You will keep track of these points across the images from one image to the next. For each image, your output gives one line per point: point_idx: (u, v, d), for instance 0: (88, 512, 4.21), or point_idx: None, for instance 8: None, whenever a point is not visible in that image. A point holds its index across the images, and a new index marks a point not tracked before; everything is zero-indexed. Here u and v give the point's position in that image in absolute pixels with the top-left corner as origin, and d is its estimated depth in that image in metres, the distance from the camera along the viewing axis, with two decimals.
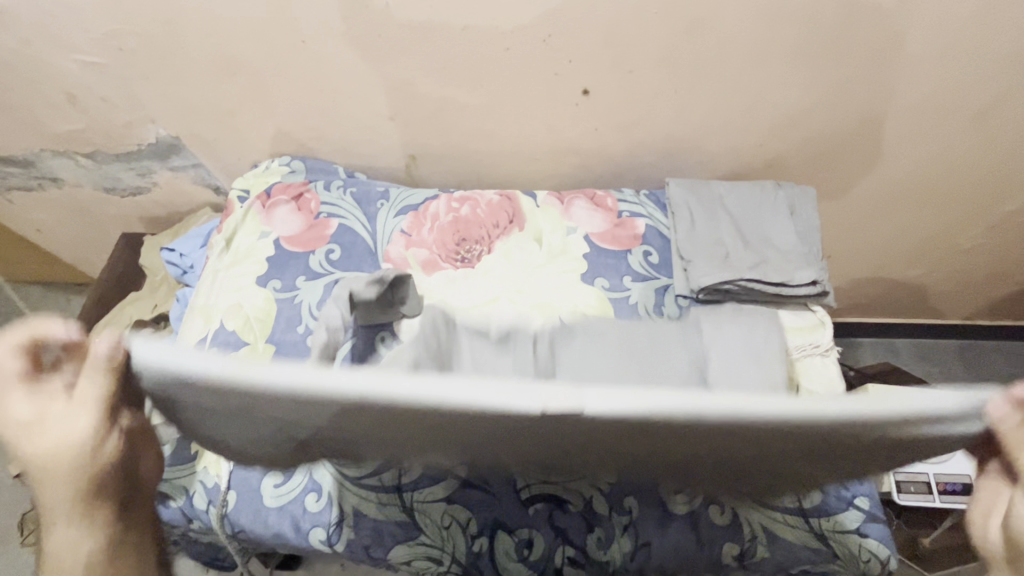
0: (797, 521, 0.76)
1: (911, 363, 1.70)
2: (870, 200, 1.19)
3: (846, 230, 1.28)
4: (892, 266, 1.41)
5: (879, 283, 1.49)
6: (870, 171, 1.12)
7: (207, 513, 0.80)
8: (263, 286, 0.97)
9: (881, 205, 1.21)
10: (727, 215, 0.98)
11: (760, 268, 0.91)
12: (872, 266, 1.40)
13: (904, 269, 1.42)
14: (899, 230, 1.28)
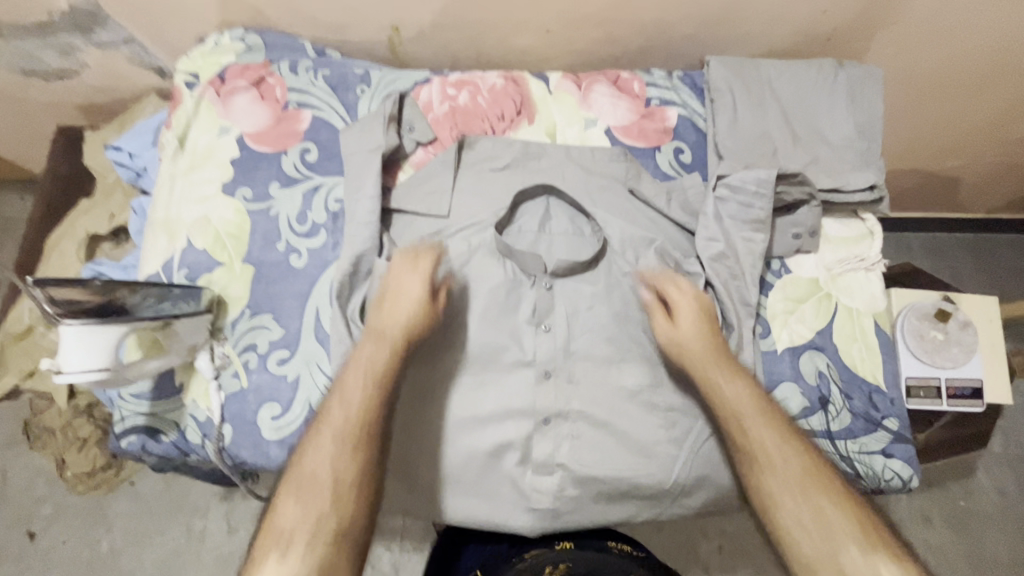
0: (823, 445, 0.73)
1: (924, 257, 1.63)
2: (916, 87, 1.05)
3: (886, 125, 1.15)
4: (934, 154, 1.28)
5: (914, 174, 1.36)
6: (943, 39, 0.94)
7: (204, 447, 0.75)
8: (231, 196, 0.83)
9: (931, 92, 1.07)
10: (778, 102, 0.82)
11: (807, 169, 0.79)
12: (913, 154, 1.27)
13: (945, 158, 1.29)
14: (945, 118, 1.14)
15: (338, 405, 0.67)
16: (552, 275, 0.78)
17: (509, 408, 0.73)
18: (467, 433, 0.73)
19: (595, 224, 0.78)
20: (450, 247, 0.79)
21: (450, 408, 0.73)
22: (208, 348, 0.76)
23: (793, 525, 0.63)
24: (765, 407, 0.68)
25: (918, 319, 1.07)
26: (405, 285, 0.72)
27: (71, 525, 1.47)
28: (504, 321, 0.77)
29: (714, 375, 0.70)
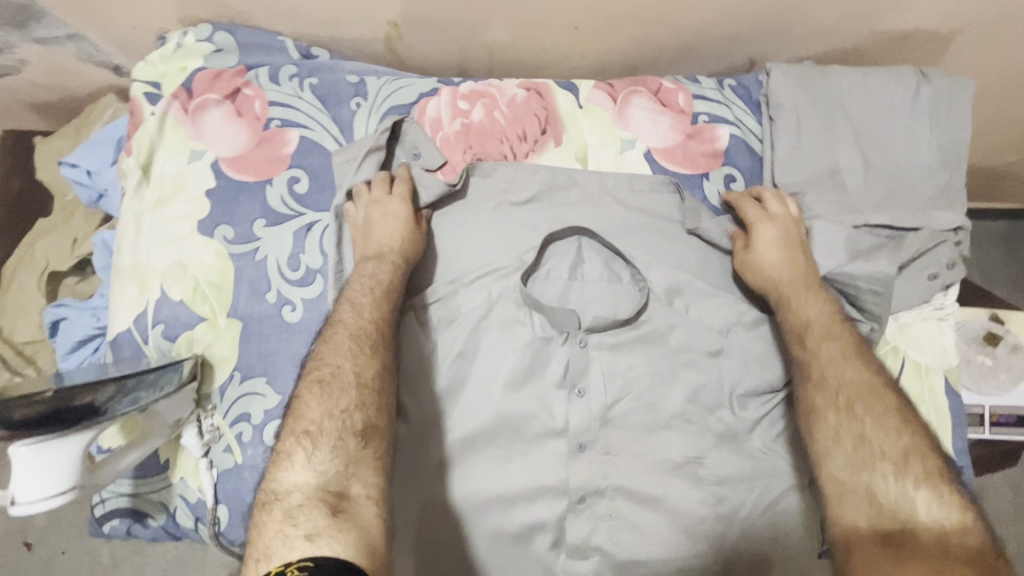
0: None
1: None
2: None
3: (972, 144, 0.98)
4: None
5: None
6: None
7: (198, 531, 0.67)
8: (209, 236, 0.71)
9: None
10: (848, 124, 0.70)
11: (881, 207, 0.68)
12: None
13: None
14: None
15: (336, 353, 0.60)
16: (586, 331, 0.67)
17: (528, 484, 0.64)
18: (489, 508, 0.64)
19: (636, 272, 0.68)
20: (472, 300, 0.68)
21: (468, 442, 0.65)
22: (194, 421, 0.66)
23: (859, 515, 0.55)
24: (851, 374, 0.61)
25: (965, 343, 1.00)
26: (390, 233, 0.66)
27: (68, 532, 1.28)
28: (533, 387, 0.66)
29: (802, 312, 0.64)
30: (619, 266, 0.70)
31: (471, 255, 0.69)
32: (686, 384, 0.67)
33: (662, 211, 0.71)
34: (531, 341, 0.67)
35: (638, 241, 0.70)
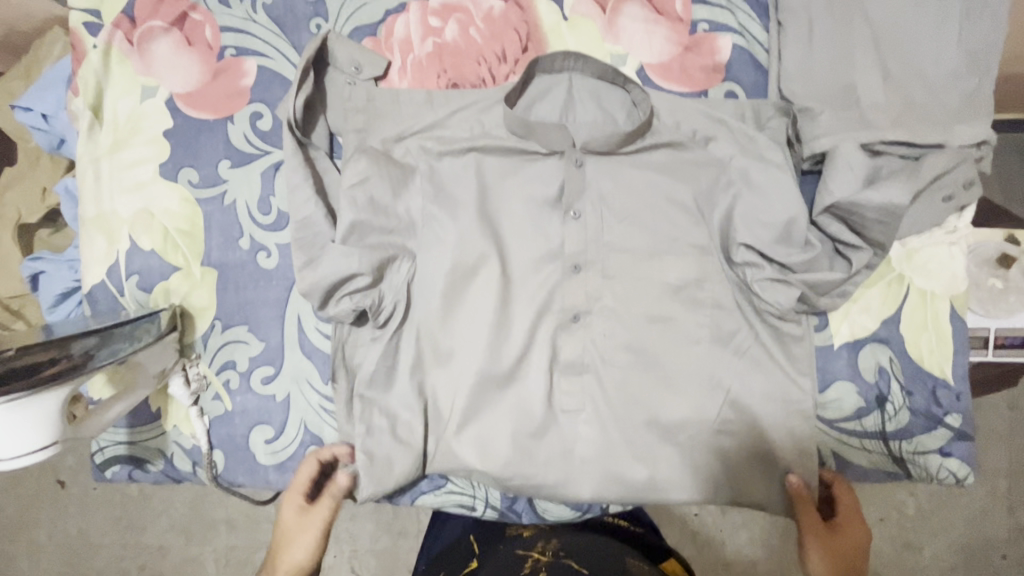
0: (876, 446, 0.66)
1: None
2: None
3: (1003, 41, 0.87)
4: None
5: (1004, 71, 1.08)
6: None
7: (196, 474, 0.68)
8: (173, 181, 0.67)
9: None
10: (869, 26, 0.62)
11: (901, 121, 0.60)
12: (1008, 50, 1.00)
13: None
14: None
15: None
16: (582, 150, 0.65)
17: (490, 378, 0.65)
18: (441, 391, 0.66)
19: (636, 87, 0.63)
20: (453, 217, 0.66)
21: (424, 332, 0.65)
22: (180, 370, 0.66)
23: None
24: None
25: (976, 264, 0.96)
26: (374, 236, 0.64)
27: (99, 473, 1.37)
28: (498, 280, 0.65)
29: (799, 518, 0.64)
30: (618, 94, 0.68)
31: (453, 175, 0.66)
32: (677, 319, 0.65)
33: (652, 137, 0.65)
34: (534, 240, 0.66)
35: (627, 173, 0.66)
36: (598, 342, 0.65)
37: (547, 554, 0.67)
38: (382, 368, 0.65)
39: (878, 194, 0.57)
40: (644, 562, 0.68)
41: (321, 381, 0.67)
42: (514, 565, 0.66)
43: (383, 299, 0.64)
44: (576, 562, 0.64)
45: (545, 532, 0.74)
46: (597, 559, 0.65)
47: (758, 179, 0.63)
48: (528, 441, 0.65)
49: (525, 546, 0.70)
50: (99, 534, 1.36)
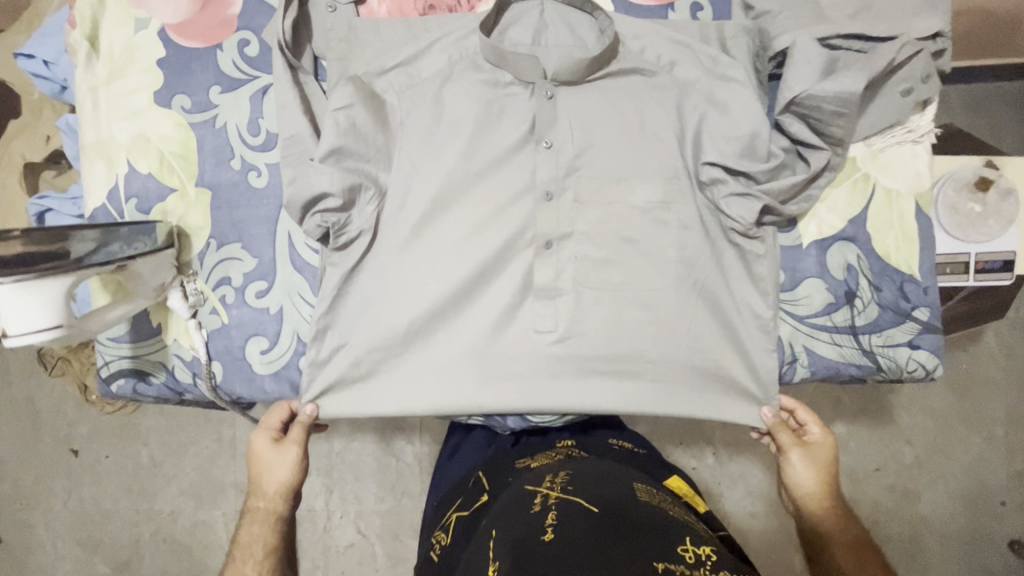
0: (846, 340, 0.68)
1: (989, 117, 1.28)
2: None
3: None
4: None
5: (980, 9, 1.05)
6: None
7: (196, 387, 0.72)
8: (167, 107, 0.71)
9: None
10: None
11: (859, 19, 0.63)
12: None
13: None
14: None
15: (256, 525, 0.71)
16: (553, 82, 0.68)
17: (461, 299, 0.69)
18: (417, 312, 0.69)
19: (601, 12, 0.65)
20: (431, 134, 0.68)
21: (398, 257, 0.69)
22: (178, 285, 0.69)
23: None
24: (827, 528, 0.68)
25: (955, 190, 0.98)
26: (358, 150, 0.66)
27: (111, 440, 1.41)
28: (470, 207, 0.69)
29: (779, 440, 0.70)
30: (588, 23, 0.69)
31: (422, 101, 0.68)
32: (649, 223, 0.68)
33: (623, 48, 0.67)
34: (512, 153, 0.69)
35: (596, 92, 0.68)
36: (572, 249, 0.68)
37: (556, 487, 0.64)
38: (364, 286, 0.69)
39: (835, 84, 0.59)
40: (651, 485, 0.69)
41: (311, 294, 0.71)
42: (522, 501, 0.64)
43: (350, 221, 0.67)
44: (583, 496, 0.61)
45: (556, 468, 0.71)
46: (606, 491, 0.62)
47: (724, 83, 0.66)
48: (503, 354, 0.69)
49: (535, 482, 0.68)
50: (112, 501, 1.41)
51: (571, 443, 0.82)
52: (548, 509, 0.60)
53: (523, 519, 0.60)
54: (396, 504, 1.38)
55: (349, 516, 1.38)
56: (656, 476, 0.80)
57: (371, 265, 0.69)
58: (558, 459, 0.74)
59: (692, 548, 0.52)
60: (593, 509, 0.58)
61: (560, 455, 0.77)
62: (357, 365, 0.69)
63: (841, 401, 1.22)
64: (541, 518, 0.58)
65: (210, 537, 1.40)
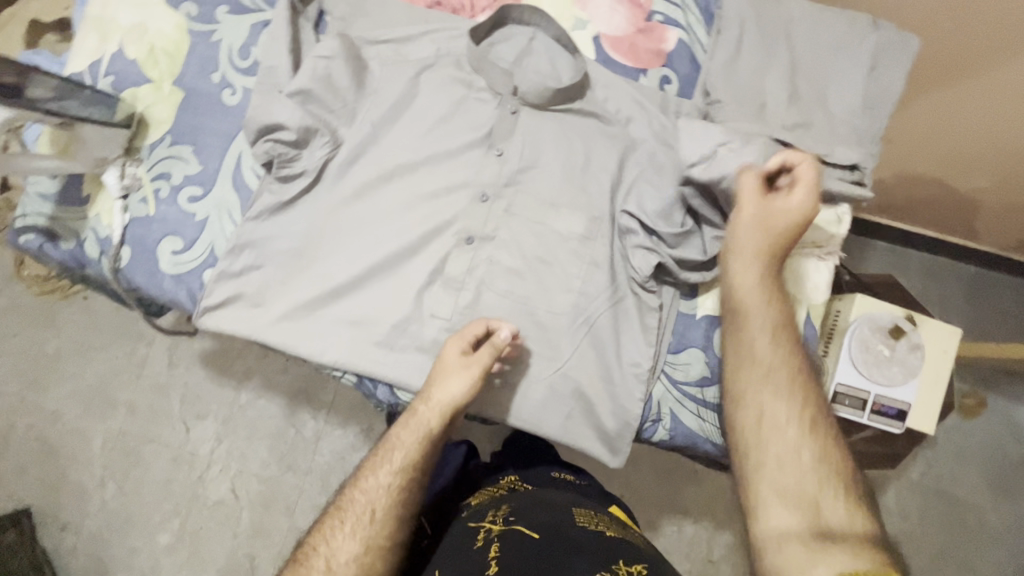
0: (710, 416, 0.71)
1: (933, 282, 1.34)
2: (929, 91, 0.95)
3: (927, 133, 1.01)
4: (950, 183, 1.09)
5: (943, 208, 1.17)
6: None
7: (99, 264, 0.73)
8: (174, 9, 0.76)
9: (988, 108, 0.91)
10: (788, 52, 0.73)
11: (793, 134, 0.70)
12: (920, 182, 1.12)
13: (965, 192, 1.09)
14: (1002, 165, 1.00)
15: (375, 485, 0.64)
16: (519, 100, 0.74)
17: (375, 267, 0.71)
18: (328, 263, 0.71)
19: (580, 54, 0.73)
20: (399, 109, 0.73)
21: (330, 211, 0.72)
22: (119, 165, 0.72)
23: (787, 517, 0.51)
24: (758, 372, 0.59)
25: (870, 330, 1.04)
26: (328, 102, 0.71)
27: (26, 321, 1.39)
28: (412, 185, 0.73)
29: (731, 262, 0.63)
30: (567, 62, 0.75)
31: (399, 81, 0.73)
32: (567, 253, 0.71)
33: (591, 93, 0.74)
34: (464, 150, 0.74)
35: (555, 123, 0.74)
36: (492, 254, 0.72)
37: (499, 521, 0.69)
38: (291, 222, 0.72)
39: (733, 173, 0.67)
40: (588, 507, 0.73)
41: (238, 215, 0.73)
42: (467, 540, 0.68)
43: (297, 159, 0.71)
44: (526, 526, 0.67)
45: (498, 500, 0.75)
46: (548, 518, 0.68)
47: (666, 152, 0.72)
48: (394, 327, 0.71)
49: (478, 517, 0.72)
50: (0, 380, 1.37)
51: (515, 477, 0.82)
52: (492, 545, 0.65)
53: (469, 559, 0.65)
54: (279, 474, 1.34)
55: (228, 471, 1.34)
56: (599, 503, 0.79)
57: (303, 206, 0.72)
58: (503, 493, 0.77)
59: (626, 566, 0.60)
60: (535, 541, 0.64)
61: (502, 489, 0.79)
62: (258, 293, 0.71)
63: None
64: (484, 555, 0.64)
65: (81, 449, 1.35)
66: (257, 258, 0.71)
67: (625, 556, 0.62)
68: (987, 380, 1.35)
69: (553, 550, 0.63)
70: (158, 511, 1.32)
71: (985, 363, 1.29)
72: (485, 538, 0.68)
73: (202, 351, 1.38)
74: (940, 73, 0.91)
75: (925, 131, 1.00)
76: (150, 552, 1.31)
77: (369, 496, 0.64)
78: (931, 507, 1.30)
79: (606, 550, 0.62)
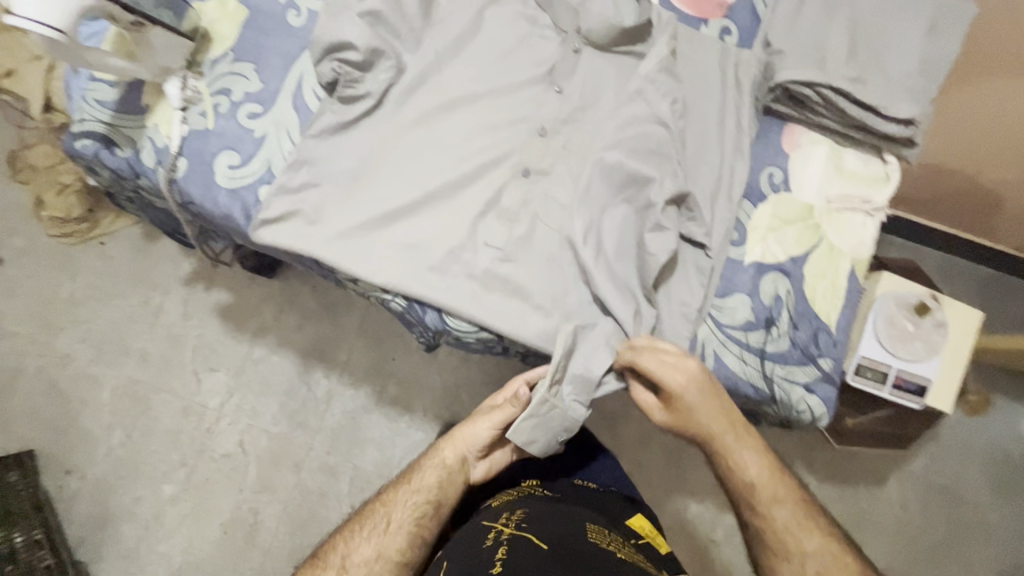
0: (752, 359, 0.72)
1: (952, 275, 1.35)
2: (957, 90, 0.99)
3: (974, 115, 1.01)
4: (976, 187, 1.13)
5: (970, 212, 1.20)
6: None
7: (154, 174, 0.73)
8: None
9: (1015, 106, 0.96)
10: (850, 8, 0.74)
11: (852, 87, 0.71)
12: (944, 185, 1.16)
13: (991, 196, 1.13)
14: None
15: (402, 500, 0.74)
16: (582, 40, 0.75)
17: (433, 193, 0.72)
18: (387, 187, 0.72)
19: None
20: (463, 39, 0.74)
21: (391, 135, 0.73)
22: (180, 77, 0.72)
23: None
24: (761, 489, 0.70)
25: (895, 306, 1.05)
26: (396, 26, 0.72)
27: (43, 262, 1.38)
28: (472, 116, 0.73)
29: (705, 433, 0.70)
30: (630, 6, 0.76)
31: (465, 14, 0.74)
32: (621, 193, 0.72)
33: (651, 38, 0.75)
34: (526, 85, 0.74)
35: (616, 66, 0.75)
36: (547, 188, 0.73)
37: (510, 525, 0.69)
38: (352, 143, 0.73)
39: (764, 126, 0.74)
40: (604, 526, 0.72)
41: (297, 134, 0.73)
42: (476, 538, 0.69)
43: (362, 80, 0.72)
44: (535, 534, 0.67)
45: (513, 503, 0.75)
46: (557, 529, 0.68)
47: (721, 99, 0.74)
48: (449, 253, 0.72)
49: (492, 517, 0.73)
50: (12, 319, 1.36)
51: (535, 481, 0.83)
52: (500, 545, 0.66)
53: (474, 555, 0.66)
54: (288, 432, 1.33)
55: (238, 425, 1.33)
56: (619, 515, 0.79)
57: (365, 130, 0.73)
58: (515, 498, 0.77)
59: None
60: (544, 548, 0.63)
61: (521, 493, 0.79)
62: (315, 211, 0.71)
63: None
64: (492, 553, 0.65)
65: (90, 394, 1.34)
66: (317, 177, 0.72)
67: (622, 572, 0.61)
68: (995, 378, 1.37)
69: (558, 558, 0.62)
70: (166, 461, 1.31)
71: (999, 360, 1.30)
72: (496, 538, 0.68)
73: (220, 304, 1.37)
74: (978, 65, 0.94)
75: (949, 134, 1.06)
76: (155, 502, 1.30)
77: (388, 509, 0.73)
78: (933, 498, 1.31)
79: (601, 560, 0.62)
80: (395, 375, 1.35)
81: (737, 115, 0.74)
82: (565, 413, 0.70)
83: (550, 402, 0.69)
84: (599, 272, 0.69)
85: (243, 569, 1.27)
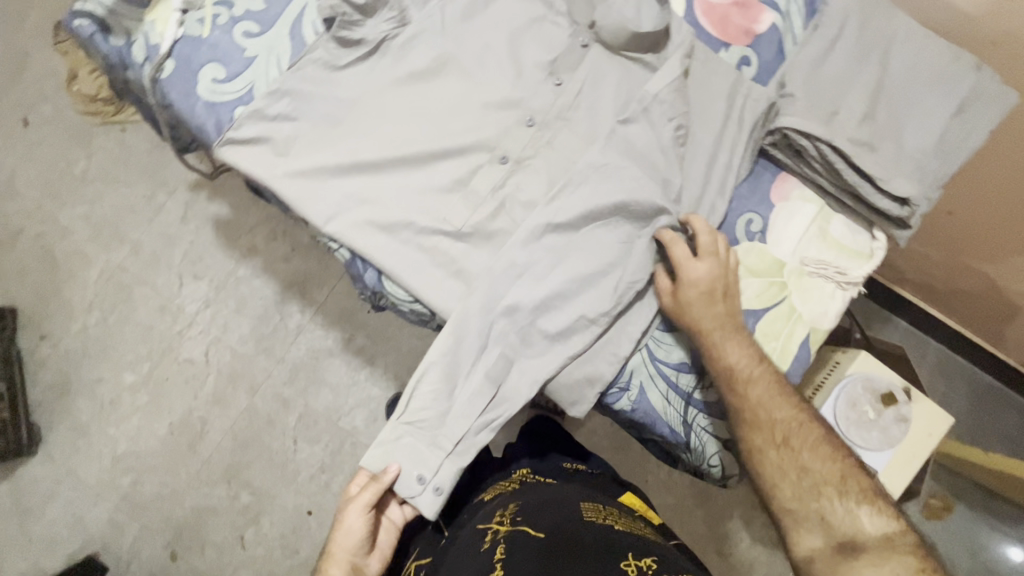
0: (676, 401, 0.71)
1: (958, 376, 1.27)
2: (980, 188, 0.94)
3: (985, 218, 0.96)
4: (987, 290, 1.07)
5: (981, 316, 1.14)
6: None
7: (142, 69, 0.73)
8: None
9: None
10: (879, 69, 0.69)
11: (856, 150, 0.67)
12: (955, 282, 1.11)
13: (1004, 304, 1.07)
14: None
15: None
16: (593, 36, 0.72)
17: (404, 157, 0.70)
18: (359, 138, 0.70)
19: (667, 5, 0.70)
20: (474, 11, 0.72)
21: (378, 88, 0.71)
22: None
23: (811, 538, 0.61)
24: (778, 415, 0.65)
25: (861, 388, 1.01)
26: None
27: (61, 134, 1.41)
28: (464, 88, 0.71)
29: (725, 357, 0.66)
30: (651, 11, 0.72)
31: None
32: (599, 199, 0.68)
33: (666, 52, 0.72)
34: (528, 70, 0.72)
35: (625, 71, 0.72)
36: (519, 181, 0.71)
37: (506, 522, 0.69)
38: (338, 86, 0.71)
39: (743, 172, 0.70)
40: (598, 501, 0.74)
41: (286, 63, 0.73)
42: (475, 541, 0.68)
43: (361, 25, 0.70)
44: (532, 525, 0.66)
45: (507, 499, 0.75)
46: (554, 518, 0.66)
47: (724, 130, 0.70)
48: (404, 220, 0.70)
49: (488, 519, 0.72)
50: (25, 181, 1.39)
51: (527, 470, 0.84)
52: (498, 544, 0.65)
53: (473, 561, 0.65)
54: (253, 354, 1.34)
55: (208, 334, 1.34)
56: (612, 491, 0.82)
57: (354, 75, 0.71)
58: (512, 491, 0.77)
59: (635, 561, 0.58)
60: (541, 539, 0.62)
61: (515, 484, 0.80)
62: (285, 145, 0.71)
63: (676, 530, 1.18)
64: (491, 555, 0.64)
65: (79, 270, 1.37)
66: (297, 111, 0.71)
67: (632, 548, 0.61)
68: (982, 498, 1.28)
69: (561, 546, 0.61)
70: (133, 350, 1.34)
71: (982, 477, 1.22)
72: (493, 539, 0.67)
73: (217, 216, 1.37)
74: (1002, 167, 0.89)
75: (966, 232, 1.01)
76: (114, 386, 1.33)
77: None
78: None
79: (611, 544, 0.61)
80: (366, 326, 1.34)
81: (733, 151, 0.70)
82: (447, 414, 0.66)
83: (405, 429, 0.66)
84: (540, 275, 0.67)
85: (181, 471, 1.29)
